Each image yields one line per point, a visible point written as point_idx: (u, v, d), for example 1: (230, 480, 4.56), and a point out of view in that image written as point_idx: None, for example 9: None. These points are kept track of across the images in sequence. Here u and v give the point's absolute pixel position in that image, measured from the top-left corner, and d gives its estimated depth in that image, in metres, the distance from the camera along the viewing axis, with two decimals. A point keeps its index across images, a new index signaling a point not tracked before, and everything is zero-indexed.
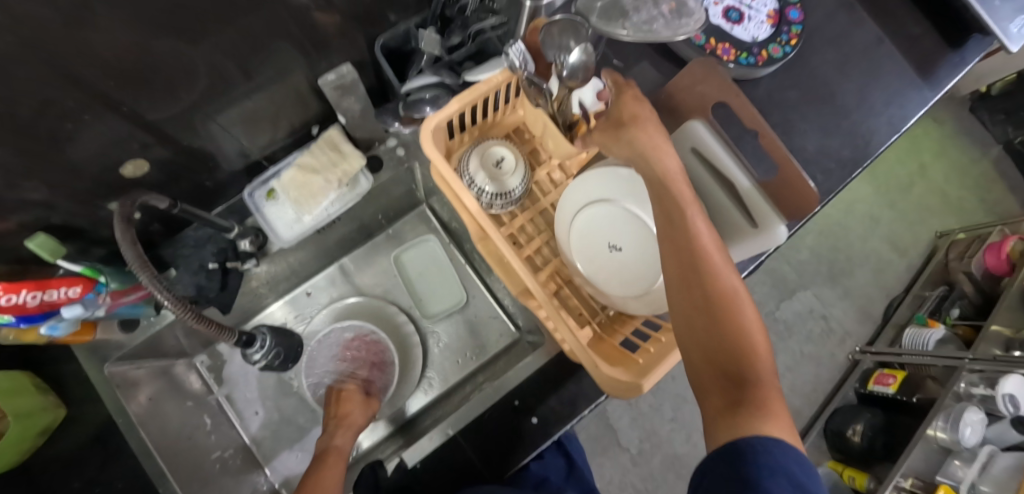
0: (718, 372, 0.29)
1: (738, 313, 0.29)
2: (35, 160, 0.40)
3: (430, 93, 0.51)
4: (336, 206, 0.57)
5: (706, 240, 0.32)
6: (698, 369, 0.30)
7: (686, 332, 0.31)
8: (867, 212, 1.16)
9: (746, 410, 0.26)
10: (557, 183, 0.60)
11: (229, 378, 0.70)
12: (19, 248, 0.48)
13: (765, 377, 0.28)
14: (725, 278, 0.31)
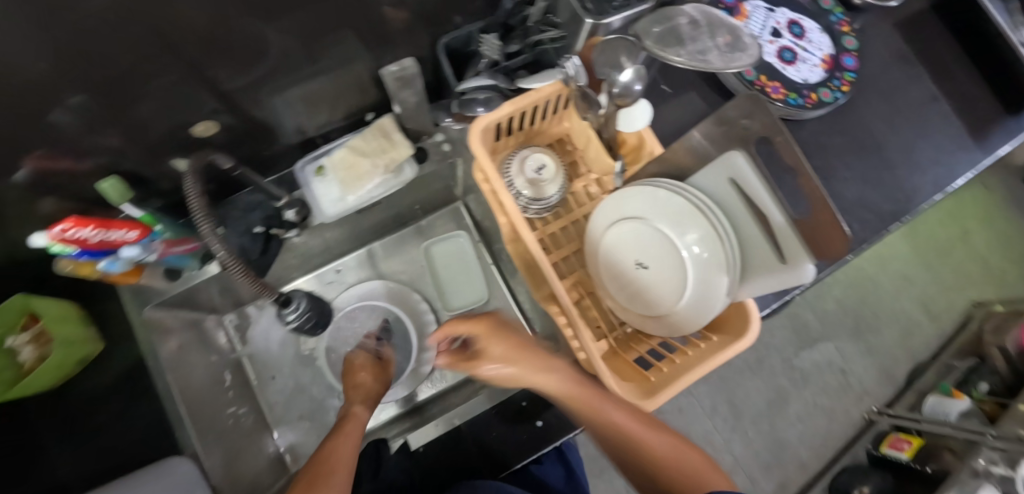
0: None
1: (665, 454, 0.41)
2: (120, 111, 0.44)
3: (485, 95, 0.53)
4: (379, 190, 0.59)
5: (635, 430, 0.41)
6: None
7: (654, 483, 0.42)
8: (901, 270, 1.13)
9: None
10: (592, 196, 0.60)
11: (253, 338, 0.73)
12: (89, 188, 0.52)
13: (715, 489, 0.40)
14: (665, 458, 0.41)
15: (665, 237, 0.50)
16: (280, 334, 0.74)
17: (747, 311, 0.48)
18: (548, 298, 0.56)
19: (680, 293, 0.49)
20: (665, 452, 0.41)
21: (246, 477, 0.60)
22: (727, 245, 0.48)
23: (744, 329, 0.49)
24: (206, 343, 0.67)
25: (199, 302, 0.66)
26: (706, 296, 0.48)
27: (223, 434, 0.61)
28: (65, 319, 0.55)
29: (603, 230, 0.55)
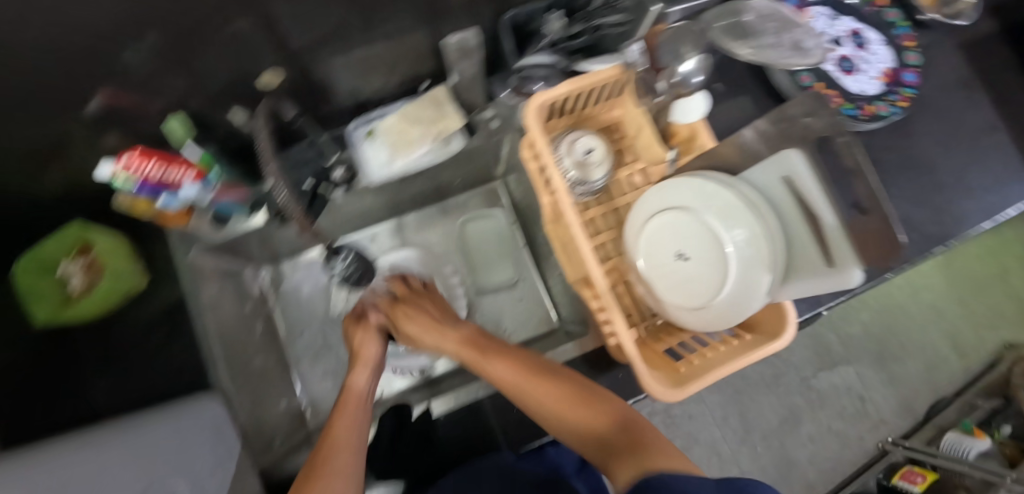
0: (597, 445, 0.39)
1: (558, 391, 0.43)
2: (192, 58, 0.44)
3: (543, 71, 0.54)
4: (428, 158, 0.61)
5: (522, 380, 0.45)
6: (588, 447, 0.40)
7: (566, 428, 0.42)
8: (932, 302, 1.10)
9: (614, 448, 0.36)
10: (635, 185, 0.60)
11: (286, 293, 0.75)
12: (150, 131, 0.53)
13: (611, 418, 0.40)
14: (545, 391, 0.44)
15: (710, 230, 0.50)
16: (314, 293, 0.76)
17: (783, 314, 0.50)
18: (582, 281, 0.58)
19: (719, 288, 0.49)
20: (549, 387, 0.44)
21: (270, 426, 0.61)
22: (773, 244, 0.47)
23: (776, 329, 0.50)
24: (244, 292, 0.68)
25: (242, 252, 0.67)
26: (746, 293, 0.48)
27: (254, 382, 0.62)
28: (116, 254, 0.58)
29: (645, 219, 0.55)
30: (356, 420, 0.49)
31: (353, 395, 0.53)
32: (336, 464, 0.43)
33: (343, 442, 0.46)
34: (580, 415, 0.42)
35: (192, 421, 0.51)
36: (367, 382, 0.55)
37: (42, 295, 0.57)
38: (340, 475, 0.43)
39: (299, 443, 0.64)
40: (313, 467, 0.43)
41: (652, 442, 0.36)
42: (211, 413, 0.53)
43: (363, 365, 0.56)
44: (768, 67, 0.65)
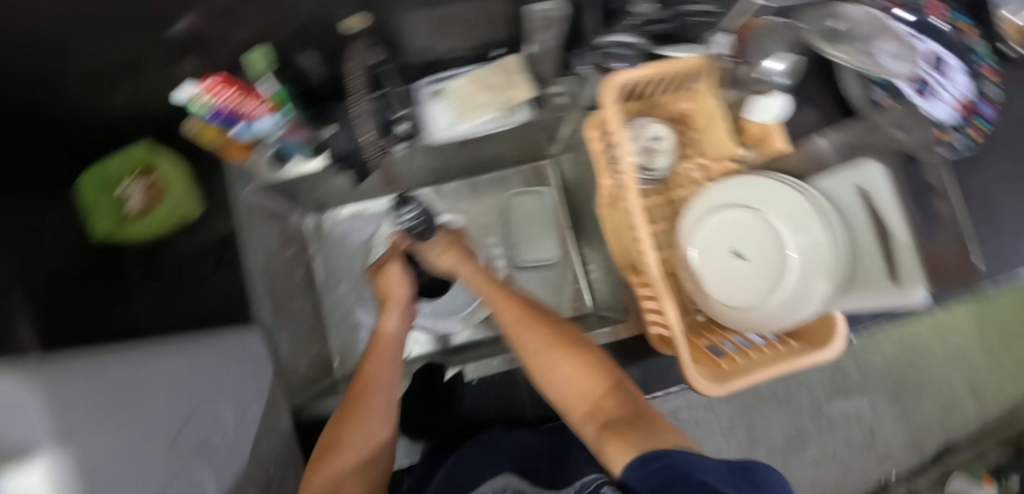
0: (596, 414, 0.38)
1: (563, 352, 0.43)
2: None
3: (622, 51, 0.54)
4: (491, 125, 0.61)
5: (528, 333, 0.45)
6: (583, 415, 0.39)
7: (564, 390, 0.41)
8: (959, 346, 1.06)
9: (616, 422, 0.35)
10: (693, 180, 0.60)
11: (328, 243, 0.76)
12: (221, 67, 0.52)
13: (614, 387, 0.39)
14: (548, 345, 0.44)
15: (773, 231, 0.50)
16: (353, 246, 0.76)
17: (833, 325, 0.49)
18: (629, 268, 0.58)
19: (773, 290, 0.49)
20: (548, 345, 0.44)
21: (300, 367, 0.63)
22: (838, 253, 0.47)
23: (824, 339, 0.50)
24: (288, 236, 0.69)
25: (292, 196, 0.68)
26: (800, 300, 0.48)
27: (289, 324, 0.64)
28: (175, 181, 0.60)
29: (704, 213, 0.55)
30: (390, 365, 0.49)
31: (385, 339, 0.53)
32: (370, 405, 0.45)
33: (377, 385, 0.47)
34: (572, 376, 0.41)
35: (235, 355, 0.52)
36: (398, 327, 0.55)
37: (102, 211, 0.59)
38: (375, 415, 0.45)
39: (324, 390, 0.66)
40: (348, 406, 0.45)
41: (642, 417, 0.36)
42: (250, 348, 0.54)
43: (393, 308, 0.56)
44: (840, 76, 0.64)
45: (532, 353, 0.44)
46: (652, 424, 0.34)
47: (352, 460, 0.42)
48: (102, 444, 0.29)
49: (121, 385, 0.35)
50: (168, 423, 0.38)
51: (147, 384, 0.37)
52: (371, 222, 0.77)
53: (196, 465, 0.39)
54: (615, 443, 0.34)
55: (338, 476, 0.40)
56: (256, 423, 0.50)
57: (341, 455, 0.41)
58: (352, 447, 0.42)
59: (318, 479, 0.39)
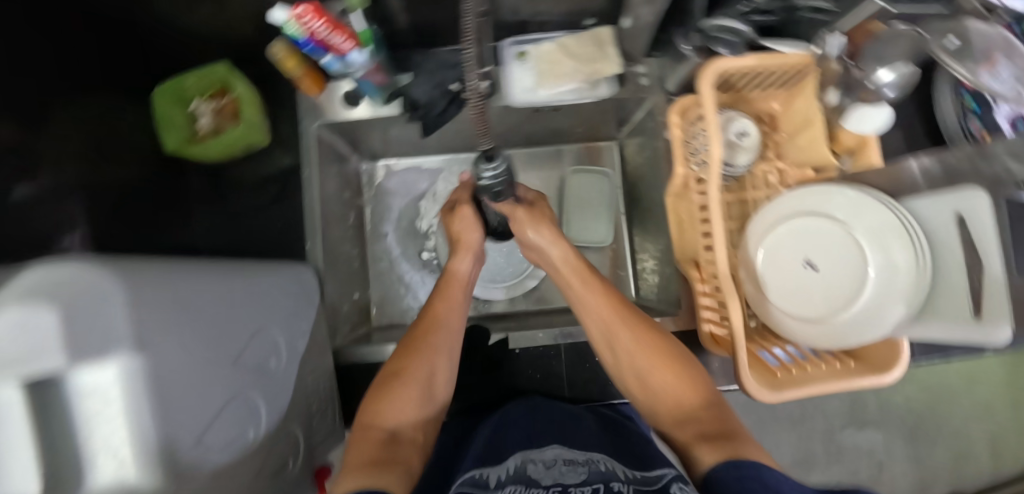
0: (688, 423, 0.39)
1: (654, 357, 0.43)
2: None
3: (728, 37, 0.51)
4: (570, 97, 0.59)
5: (617, 333, 0.46)
6: (671, 426, 0.40)
7: (660, 397, 0.42)
8: (982, 396, 1.01)
9: (707, 433, 0.36)
10: (769, 183, 0.58)
11: (381, 192, 0.75)
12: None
13: (708, 402, 0.40)
14: (640, 348, 0.44)
15: (855, 250, 0.49)
16: (404, 200, 0.76)
17: (896, 351, 0.48)
18: (690, 263, 0.58)
19: (841, 309, 0.49)
20: (649, 346, 0.44)
21: (341, 308, 0.64)
22: (918, 281, 0.46)
23: (883, 364, 0.50)
24: (346, 179, 0.70)
25: (355, 140, 0.68)
26: (871, 320, 0.47)
27: (338, 266, 0.65)
28: (251, 107, 0.60)
29: (779, 218, 0.53)
30: (456, 304, 0.53)
31: (456, 279, 0.56)
32: (434, 344, 0.49)
33: (441, 324, 0.51)
34: (669, 382, 0.42)
35: (285, 285, 0.52)
36: (469, 268, 0.57)
37: (173, 124, 0.59)
38: (437, 354, 0.49)
39: (362, 336, 0.67)
40: (411, 342, 0.49)
41: (733, 429, 0.36)
42: (304, 282, 0.56)
43: (466, 249, 0.56)
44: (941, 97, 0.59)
45: (624, 352, 0.45)
46: (742, 436, 0.34)
47: (413, 402, 0.45)
48: (156, 364, 0.33)
49: (183, 300, 0.37)
50: (230, 345, 0.41)
51: (225, 305, 0.42)
52: (423, 178, 0.76)
53: (254, 387, 0.43)
54: (704, 448, 0.34)
55: (400, 412, 0.44)
56: (304, 352, 0.52)
57: (407, 387, 0.45)
58: (416, 379, 0.46)
59: (382, 416, 0.43)
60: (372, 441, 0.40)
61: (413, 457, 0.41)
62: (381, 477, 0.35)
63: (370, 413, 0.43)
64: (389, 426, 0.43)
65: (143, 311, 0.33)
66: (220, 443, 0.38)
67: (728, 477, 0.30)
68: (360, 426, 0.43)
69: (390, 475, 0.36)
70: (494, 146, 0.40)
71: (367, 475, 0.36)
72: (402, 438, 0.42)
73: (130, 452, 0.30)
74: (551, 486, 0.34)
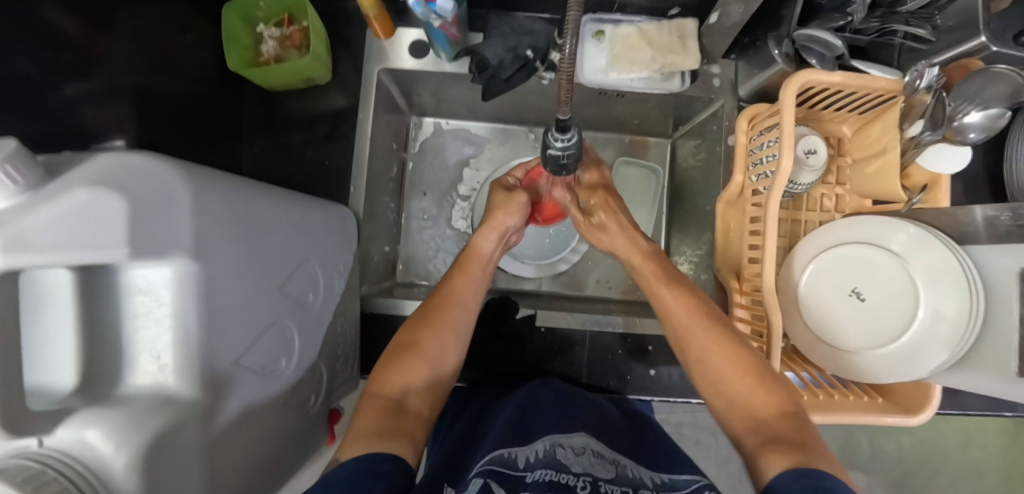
0: (757, 431, 0.38)
1: (726, 357, 0.43)
2: None
3: (821, 50, 0.49)
4: (640, 85, 0.58)
5: (692, 331, 0.46)
6: (739, 431, 0.39)
7: (730, 397, 0.42)
8: (976, 458, 0.97)
9: (778, 442, 0.35)
10: (825, 207, 0.58)
11: (425, 151, 0.75)
12: None
13: (781, 408, 0.39)
14: (714, 348, 0.44)
15: (908, 288, 0.48)
16: (445, 162, 0.75)
17: (928, 395, 0.49)
18: (731, 272, 0.57)
19: (880, 345, 0.48)
20: (724, 350, 0.43)
21: (370, 257, 0.63)
22: (968, 329, 0.45)
23: (912, 407, 0.50)
24: (395, 131, 0.69)
25: (409, 91, 0.67)
26: (907, 361, 0.47)
27: (374, 215, 0.64)
28: (319, 39, 0.58)
29: (830, 244, 0.52)
30: (474, 282, 0.53)
31: (477, 256, 0.55)
32: (448, 321, 0.49)
33: (455, 301, 0.50)
34: (743, 384, 0.41)
35: (327, 223, 0.51)
36: (492, 247, 0.55)
37: (243, 46, 0.59)
38: (448, 331, 0.48)
39: (386, 289, 0.66)
40: (427, 315, 0.48)
41: (809, 440, 0.35)
42: (346, 225, 0.55)
43: (492, 227, 0.55)
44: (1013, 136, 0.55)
45: (698, 351, 0.45)
46: (815, 449, 0.34)
47: (421, 376, 0.44)
48: (216, 265, 0.33)
49: (241, 216, 0.37)
50: (277, 270, 0.41)
51: (277, 229, 0.41)
52: (467, 143, 0.75)
53: (292, 315, 0.43)
54: (771, 454, 0.34)
55: (409, 385, 0.43)
56: (337, 292, 0.52)
57: (415, 362, 0.44)
58: (426, 354, 0.45)
59: (389, 385, 0.42)
60: (377, 408, 0.40)
61: (421, 429, 0.40)
62: (388, 444, 0.35)
63: (377, 381, 0.43)
64: (396, 394, 0.42)
65: (205, 218, 0.32)
66: (258, 364, 0.38)
67: (785, 489, 0.30)
68: (368, 393, 0.42)
69: (396, 443, 0.36)
70: (571, 116, 0.39)
71: (372, 440, 0.35)
72: (410, 408, 0.41)
73: (169, 356, 0.30)
74: (582, 475, 0.36)
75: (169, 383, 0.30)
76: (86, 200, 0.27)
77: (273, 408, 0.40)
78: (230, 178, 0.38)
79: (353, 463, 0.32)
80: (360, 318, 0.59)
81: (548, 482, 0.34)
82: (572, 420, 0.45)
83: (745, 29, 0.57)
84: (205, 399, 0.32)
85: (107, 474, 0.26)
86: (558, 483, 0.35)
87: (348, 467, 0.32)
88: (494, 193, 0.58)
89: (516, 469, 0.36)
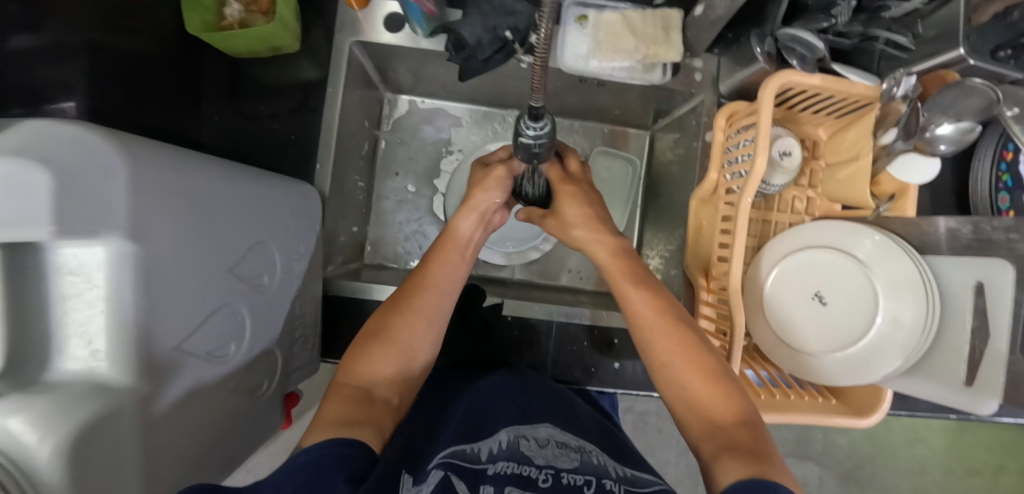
0: (717, 440, 0.38)
1: (688, 363, 0.44)
2: None
3: (803, 51, 0.48)
4: (621, 74, 0.56)
5: (653, 329, 0.46)
6: (697, 435, 0.40)
7: (689, 402, 0.42)
8: (920, 453, 1.03)
9: (741, 454, 0.35)
10: (795, 210, 0.58)
11: (399, 130, 0.72)
12: None
13: (739, 416, 0.40)
14: (679, 351, 0.44)
15: (871, 294, 0.49)
16: (421, 143, 0.73)
17: (879, 399, 0.51)
18: (699, 269, 0.57)
19: (839, 349, 0.50)
20: (687, 357, 0.44)
21: (336, 237, 0.62)
22: (924, 339, 0.46)
23: (864, 409, 0.52)
24: (368, 107, 0.66)
25: (384, 67, 0.64)
26: (864, 365, 0.49)
27: (343, 194, 0.62)
28: (288, 5, 0.54)
29: (798, 247, 0.53)
30: (451, 268, 0.51)
31: (455, 240, 0.53)
32: (422, 308, 0.47)
33: (429, 288, 0.48)
34: (702, 391, 0.42)
35: (288, 201, 0.49)
36: (472, 232, 0.54)
37: (202, 7, 0.54)
38: (421, 318, 0.46)
39: (353, 271, 0.65)
40: (401, 299, 0.47)
41: (766, 450, 0.36)
42: (310, 205, 0.54)
43: (470, 208, 0.54)
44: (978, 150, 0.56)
45: (662, 353, 0.45)
46: (774, 461, 0.35)
47: (389, 365, 0.43)
48: (160, 266, 0.31)
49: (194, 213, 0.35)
50: (228, 253, 0.39)
51: (231, 208, 0.39)
52: (444, 125, 0.73)
53: (244, 298, 0.41)
54: (729, 463, 0.35)
55: (377, 372, 0.42)
56: (296, 274, 0.50)
57: (386, 349, 0.43)
58: (400, 342, 0.44)
59: (359, 375, 0.41)
60: (344, 397, 0.39)
61: (388, 418, 0.40)
62: (349, 432, 0.35)
63: (348, 369, 0.42)
64: (363, 384, 0.41)
65: (146, 197, 0.30)
66: (204, 348, 0.36)
67: (734, 491, 0.32)
68: (335, 383, 0.41)
69: (361, 432, 0.36)
70: (546, 105, 0.38)
71: (337, 428, 0.35)
72: (378, 397, 0.41)
73: (103, 341, 0.29)
74: (544, 468, 0.36)
75: (103, 370, 0.29)
76: (5, 172, 0.23)
77: (219, 395, 0.39)
78: (179, 152, 0.36)
79: (316, 448, 0.32)
80: (322, 300, 0.58)
81: (509, 475, 0.34)
82: (536, 413, 0.44)
83: (731, 24, 0.56)
84: (144, 386, 0.30)
85: (29, 466, 0.24)
86: (520, 475, 0.35)
87: (308, 453, 0.31)
88: (477, 172, 0.57)
89: (477, 462, 0.36)
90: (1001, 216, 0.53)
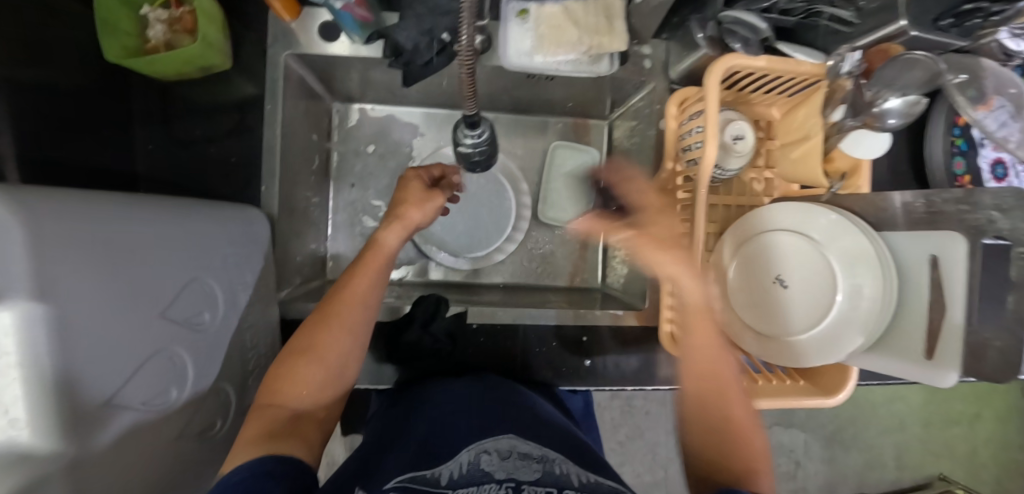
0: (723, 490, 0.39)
1: (735, 423, 0.42)
2: None
3: (746, 34, 0.47)
4: (567, 68, 0.54)
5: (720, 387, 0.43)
6: (704, 480, 0.42)
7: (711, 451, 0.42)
8: (901, 410, 1.05)
9: None
10: (754, 192, 0.58)
11: (351, 140, 0.71)
12: None
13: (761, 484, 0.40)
14: (730, 412, 0.43)
15: (830, 274, 0.49)
16: (375, 151, 0.71)
17: (845, 376, 0.51)
18: None
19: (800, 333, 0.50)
20: (734, 418, 0.42)
21: (291, 257, 0.60)
22: (884, 316, 0.47)
23: (831, 387, 0.53)
24: (314, 120, 0.64)
25: (326, 77, 0.61)
26: (829, 347, 0.48)
27: (294, 214, 0.60)
28: (211, 22, 0.51)
29: (758, 232, 0.52)
30: (379, 280, 0.46)
31: (383, 252, 0.47)
32: (347, 320, 0.44)
33: (357, 301, 0.45)
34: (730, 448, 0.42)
35: (225, 233, 0.47)
36: (399, 244, 0.48)
37: (121, 31, 0.51)
38: (346, 332, 0.44)
39: (313, 289, 0.64)
40: (321, 315, 0.44)
41: None
42: (254, 230, 0.52)
43: (401, 222, 0.48)
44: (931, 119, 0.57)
45: (711, 406, 0.43)
46: None
47: (317, 383, 0.42)
48: (83, 317, 0.29)
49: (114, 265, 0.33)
50: (157, 296, 0.37)
51: (157, 251, 0.38)
52: (399, 131, 0.72)
53: (182, 341, 0.40)
54: None
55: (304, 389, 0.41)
56: (244, 304, 0.49)
57: (311, 367, 0.42)
58: (326, 359, 0.43)
59: (286, 396, 0.40)
60: (264, 419, 0.38)
61: (316, 431, 0.41)
62: (276, 448, 0.35)
63: (269, 391, 0.41)
64: (292, 405, 0.41)
65: (48, 249, 0.27)
66: (138, 399, 0.35)
67: None
68: (260, 403, 0.40)
69: (291, 446, 0.37)
70: (479, 113, 0.36)
71: (262, 447, 0.35)
72: (304, 414, 0.41)
73: (25, 407, 0.25)
74: (504, 483, 0.35)
75: (25, 439, 0.25)
76: None
77: (161, 438, 0.38)
78: (85, 195, 0.33)
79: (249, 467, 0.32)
80: (279, 324, 0.57)
81: None
82: (500, 423, 0.44)
83: (676, 7, 0.55)
84: (71, 448, 0.28)
85: None
86: None
87: (242, 471, 0.32)
88: (408, 179, 0.50)
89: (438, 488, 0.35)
90: (959, 182, 0.54)
